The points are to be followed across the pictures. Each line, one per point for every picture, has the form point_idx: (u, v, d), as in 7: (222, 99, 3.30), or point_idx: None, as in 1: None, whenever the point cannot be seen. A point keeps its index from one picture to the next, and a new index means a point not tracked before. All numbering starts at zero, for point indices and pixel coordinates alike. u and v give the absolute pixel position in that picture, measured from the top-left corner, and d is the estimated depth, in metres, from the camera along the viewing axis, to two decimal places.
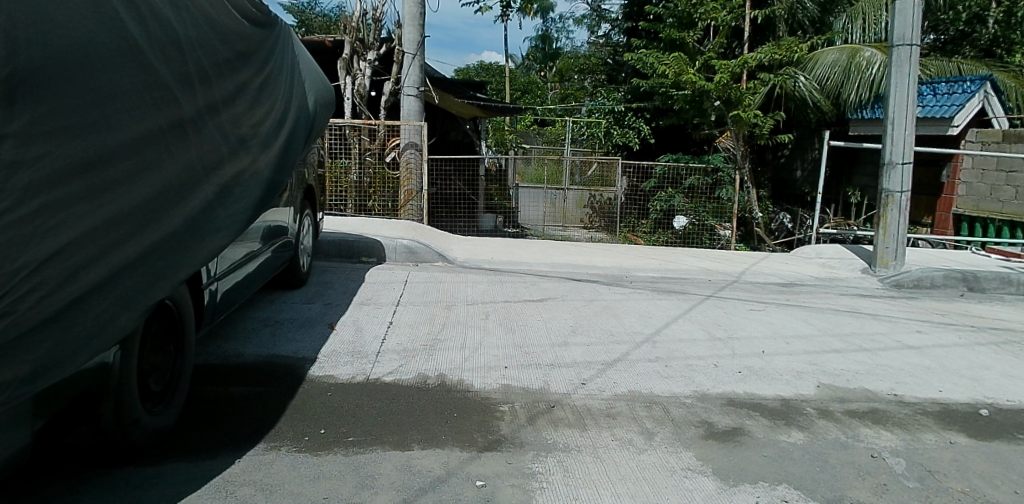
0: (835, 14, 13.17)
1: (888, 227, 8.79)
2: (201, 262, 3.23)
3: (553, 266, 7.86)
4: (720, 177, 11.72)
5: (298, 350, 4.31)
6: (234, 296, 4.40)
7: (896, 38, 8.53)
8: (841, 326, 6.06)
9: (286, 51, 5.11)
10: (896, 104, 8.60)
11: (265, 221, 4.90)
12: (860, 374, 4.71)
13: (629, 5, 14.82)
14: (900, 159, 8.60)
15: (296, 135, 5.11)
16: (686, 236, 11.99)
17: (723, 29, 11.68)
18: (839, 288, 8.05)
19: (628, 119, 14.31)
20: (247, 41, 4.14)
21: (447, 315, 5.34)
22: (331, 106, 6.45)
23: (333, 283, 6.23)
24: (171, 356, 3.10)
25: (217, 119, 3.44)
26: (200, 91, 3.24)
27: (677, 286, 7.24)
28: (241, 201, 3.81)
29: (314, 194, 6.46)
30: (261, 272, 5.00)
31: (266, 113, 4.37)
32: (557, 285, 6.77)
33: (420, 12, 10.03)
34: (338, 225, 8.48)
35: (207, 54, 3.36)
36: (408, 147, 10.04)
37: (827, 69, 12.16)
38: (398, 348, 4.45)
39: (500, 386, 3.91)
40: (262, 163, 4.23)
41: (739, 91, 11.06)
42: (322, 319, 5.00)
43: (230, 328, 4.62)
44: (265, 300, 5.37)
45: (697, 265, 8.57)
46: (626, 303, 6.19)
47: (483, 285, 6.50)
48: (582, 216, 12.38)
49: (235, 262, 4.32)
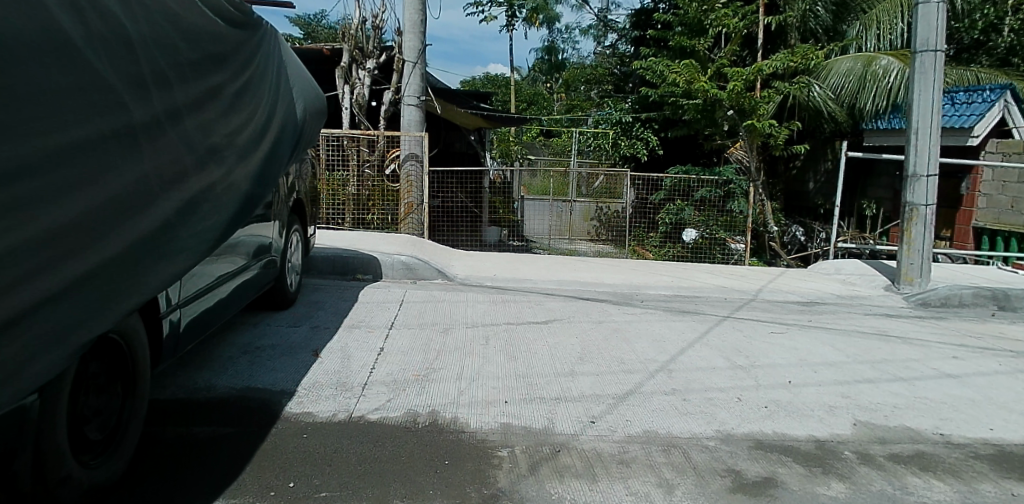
0: (848, 23, 12.94)
1: (913, 242, 8.33)
2: (158, 286, 2.85)
3: (560, 283, 7.43)
4: (733, 189, 11.34)
5: (277, 382, 3.89)
6: (207, 319, 4.02)
7: (919, 44, 8.12)
8: (871, 352, 5.58)
9: (270, 55, 4.74)
10: (919, 113, 8.16)
11: (242, 236, 4.50)
12: (900, 409, 4.25)
13: (636, 14, 14.44)
14: (924, 171, 8.15)
15: (282, 142, 4.76)
16: (697, 250, 11.58)
17: (735, 37, 11.07)
18: (863, 308, 7.57)
19: (636, 130, 14.04)
20: (222, 41, 3.78)
21: (443, 340, 4.92)
22: (323, 114, 6.10)
23: (323, 304, 5.83)
24: (118, 398, 2.70)
25: (181, 126, 3.09)
26: (159, 94, 2.88)
27: (690, 306, 6.79)
28: (212, 217, 3.45)
29: (303, 208, 6.06)
30: (241, 292, 4.63)
31: (245, 120, 4.01)
32: (563, 305, 6.33)
33: (421, 19, 9.68)
34: (334, 240, 8.10)
35: (168, 55, 3.01)
36: (408, 159, 9.69)
37: (842, 78, 11.82)
38: (388, 378, 4.04)
39: (498, 425, 3.47)
40: (239, 175, 3.86)
41: (753, 100, 10.48)
42: (307, 345, 4.59)
43: (204, 356, 4.22)
44: (247, 323, 4.97)
45: (711, 283, 8.11)
46: (637, 326, 5.76)
47: (484, 305, 6.09)
48: (588, 230, 12.01)
49: (206, 284, 3.94)
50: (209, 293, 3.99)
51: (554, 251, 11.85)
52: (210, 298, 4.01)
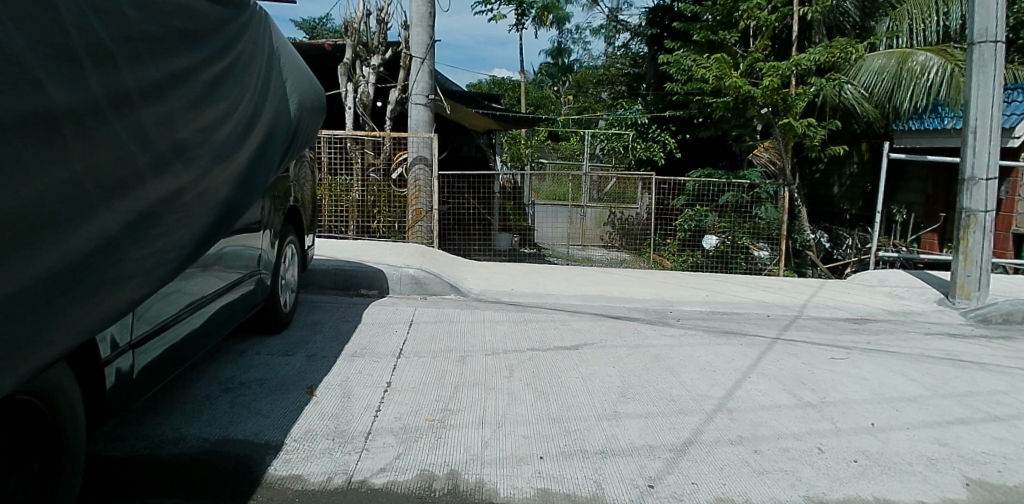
0: (877, 19, 12.08)
1: (970, 252, 7.60)
2: (89, 327, 2.14)
3: (583, 298, 6.73)
4: (759, 193, 10.68)
5: (263, 431, 3.19)
6: (184, 349, 3.38)
7: (977, 35, 7.38)
8: (950, 382, 4.83)
9: (258, 41, 4.07)
10: (978, 109, 7.44)
11: (227, 246, 3.84)
12: (1013, 460, 3.49)
13: (653, 10, 13.66)
14: (983, 174, 7.45)
15: (272, 142, 4.09)
16: (721, 258, 10.86)
17: (767, 30, 10.12)
18: (921, 326, 6.82)
19: (652, 132, 13.38)
20: (193, 17, 3.12)
21: (460, 371, 4.21)
22: (321, 111, 5.42)
23: (323, 326, 5.13)
24: (33, 483, 2.02)
25: (132, 117, 2.41)
26: (95, 74, 2.19)
27: (733, 325, 6.06)
28: (177, 232, 2.76)
29: (298, 217, 5.36)
30: (227, 316, 3.97)
31: (223, 114, 3.34)
32: (591, 325, 5.62)
33: (430, 12, 9.07)
34: (336, 251, 7.42)
35: (111, 25, 2.33)
36: (417, 162, 9.05)
37: (874, 75, 11.08)
38: (396, 424, 3.34)
39: (535, 493, 2.76)
40: (215, 180, 3.18)
41: (789, 97, 9.63)
42: (299, 379, 3.90)
43: (178, 398, 3.53)
44: (234, 353, 4.28)
45: (750, 297, 7.39)
46: (678, 352, 5.01)
47: (503, 326, 5.39)
48: (602, 235, 11.24)
49: (182, 308, 3.30)
50: (187, 317, 3.35)
51: (566, 258, 11.31)
52: (188, 324, 3.38)
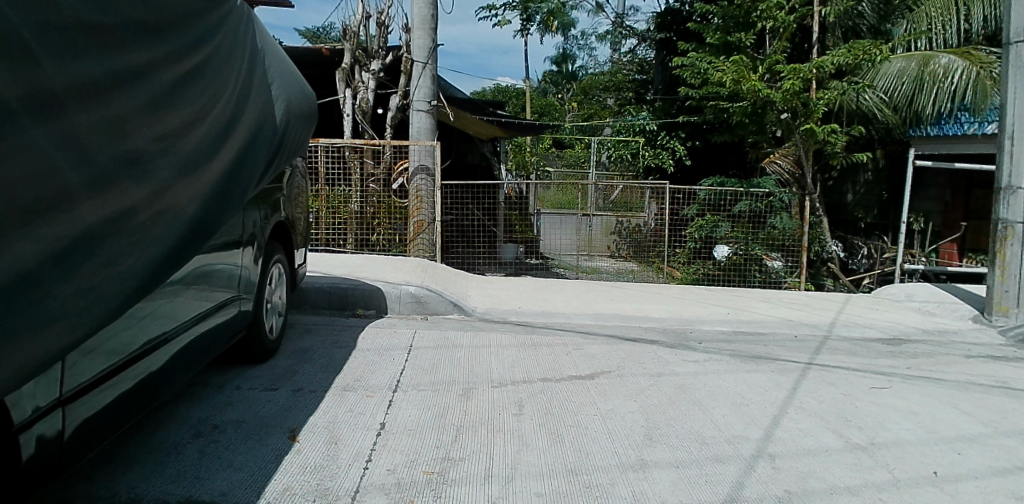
0: (893, 22, 11.57)
1: (1007, 267, 7.06)
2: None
3: (596, 318, 6.26)
4: (774, 201, 10.16)
5: (233, 490, 2.72)
6: (153, 386, 2.91)
7: (1014, 34, 6.91)
8: (1010, 417, 4.32)
9: (239, 37, 3.65)
10: (1015, 114, 6.97)
11: (205, 262, 3.36)
12: None
13: (662, 14, 13.24)
14: (1021, 183, 6.97)
15: (255, 151, 3.67)
16: (730, 268, 10.40)
17: (785, 32, 9.66)
18: (960, 347, 6.32)
19: (661, 139, 12.97)
20: (155, 5, 2.68)
21: (463, 408, 3.75)
22: (312, 115, 5.00)
23: (315, 353, 4.68)
24: None
25: (61, 124, 1.97)
26: (7, 70, 1.75)
27: (761, 348, 5.58)
28: (125, 259, 2.33)
29: (286, 233, 4.91)
30: (205, 345, 3.49)
31: (193, 118, 2.91)
32: (607, 350, 5.14)
33: (432, 14, 8.68)
34: (332, 266, 6.97)
35: (31, 9, 1.89)
36: (419, 172, 8.65)
37: (893, 80, 10.59)
38: (389, 479, 2.87)
39: None
40: (182, 195, 2.76)
41: (812, 101, 9.15)
42: (281, 421, 3.43)
43: (141, 446, 3.07)
44: (210, 389, 3.82)
45: (774, 315, 6.91)
46: (705, 381, 4.53)
47: (511, 351, 4.92)
48: (609, 245, 10.72)
49: (150, 338, 2.83)
50: (155, 350, 2.88)
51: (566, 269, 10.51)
52: (156, 357, 2.90)
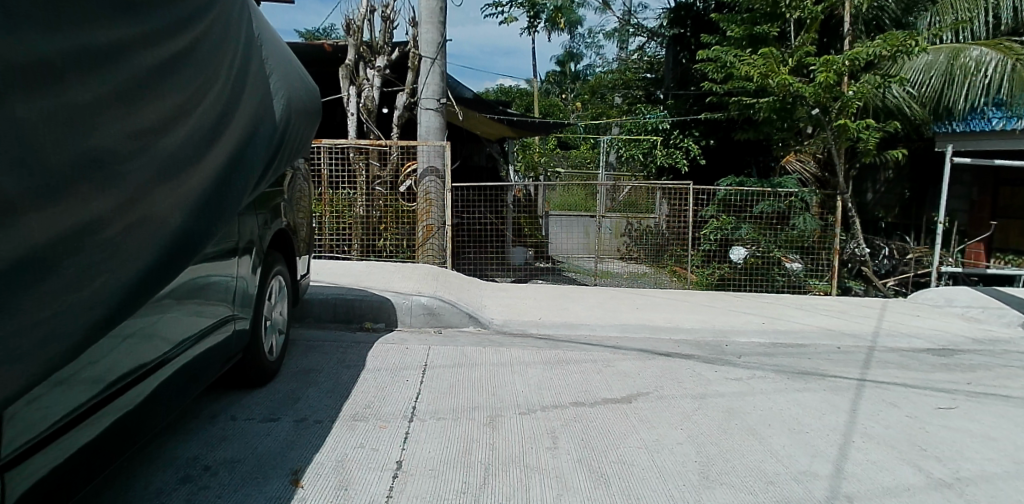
0: (917, 14, 11.10)
1: None
2: None
3: (623, 329, 5.81)
4: (796, 202, 9.63)
5: None
6: (134, 426, 2.44)
7: None
8: None
9: (234, 19, 3.21)
10: None
11: (197, 274, 2.90)
12: None
13: (674, 9, 12.79)
14: None
15: (252, 149, 3.24)
16: (750, 270, 9.87)
17: (813, 24, 9.15)
18: (1017, 357, 5.84)
19: (675, 138, 12.59)
20: None
21: (489, 440, 3.30)
22: (315, 112, 4.57)
23: (319, 375, 4.24)
24: None
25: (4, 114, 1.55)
26: None
27: (805, 362, 5.12)
28: (92, 282, 1.91)
29: (287, 241, 4.47)
30: (199, 369, 3.05)
31: (179, 111, 2.48)
32: (640, 366, 4.70)
33: (441, 7, 8.26)
34: (338, 276, 6.54)
35: None
36: (428, 173, 8.21)
37: (921, 73, 10.04)
38: None
39: None
40: (166, 202, 2.34)
41: (847, 94, 8.67)
42: (282, 460, 2.99)
43: (117, 494, 2.62)
44: (203, 421, 3.39)
45: (811, 323, 6.45)
46: (754, 403, 4.07)
47: (536, 370, 4.47)
48: (619, 247, 9.92)
49: (134, 367, 2.38)
50: (140, 380, 2.44)
51: (581, 274, 10.04)
52: (142, 387, 2.46)
